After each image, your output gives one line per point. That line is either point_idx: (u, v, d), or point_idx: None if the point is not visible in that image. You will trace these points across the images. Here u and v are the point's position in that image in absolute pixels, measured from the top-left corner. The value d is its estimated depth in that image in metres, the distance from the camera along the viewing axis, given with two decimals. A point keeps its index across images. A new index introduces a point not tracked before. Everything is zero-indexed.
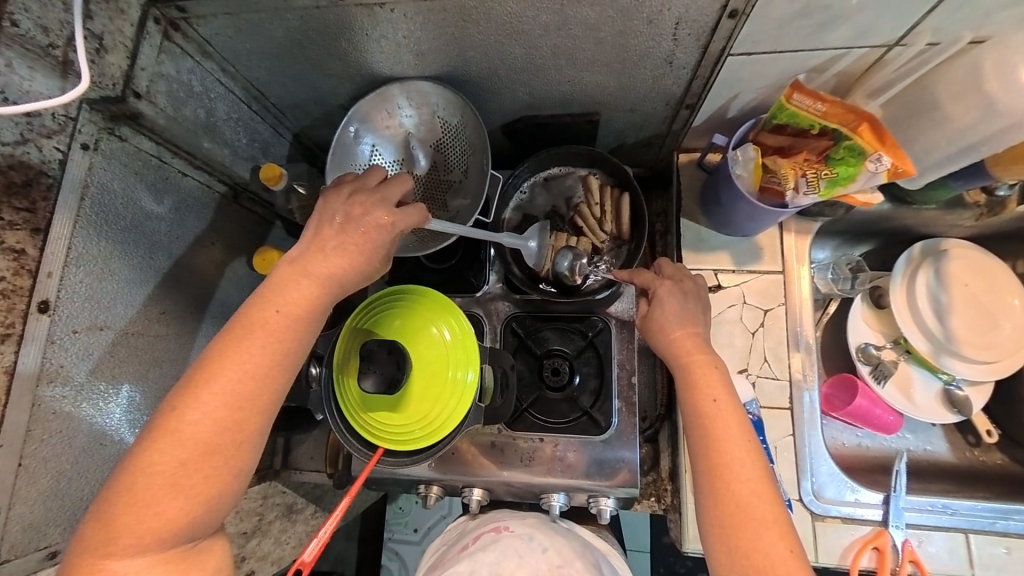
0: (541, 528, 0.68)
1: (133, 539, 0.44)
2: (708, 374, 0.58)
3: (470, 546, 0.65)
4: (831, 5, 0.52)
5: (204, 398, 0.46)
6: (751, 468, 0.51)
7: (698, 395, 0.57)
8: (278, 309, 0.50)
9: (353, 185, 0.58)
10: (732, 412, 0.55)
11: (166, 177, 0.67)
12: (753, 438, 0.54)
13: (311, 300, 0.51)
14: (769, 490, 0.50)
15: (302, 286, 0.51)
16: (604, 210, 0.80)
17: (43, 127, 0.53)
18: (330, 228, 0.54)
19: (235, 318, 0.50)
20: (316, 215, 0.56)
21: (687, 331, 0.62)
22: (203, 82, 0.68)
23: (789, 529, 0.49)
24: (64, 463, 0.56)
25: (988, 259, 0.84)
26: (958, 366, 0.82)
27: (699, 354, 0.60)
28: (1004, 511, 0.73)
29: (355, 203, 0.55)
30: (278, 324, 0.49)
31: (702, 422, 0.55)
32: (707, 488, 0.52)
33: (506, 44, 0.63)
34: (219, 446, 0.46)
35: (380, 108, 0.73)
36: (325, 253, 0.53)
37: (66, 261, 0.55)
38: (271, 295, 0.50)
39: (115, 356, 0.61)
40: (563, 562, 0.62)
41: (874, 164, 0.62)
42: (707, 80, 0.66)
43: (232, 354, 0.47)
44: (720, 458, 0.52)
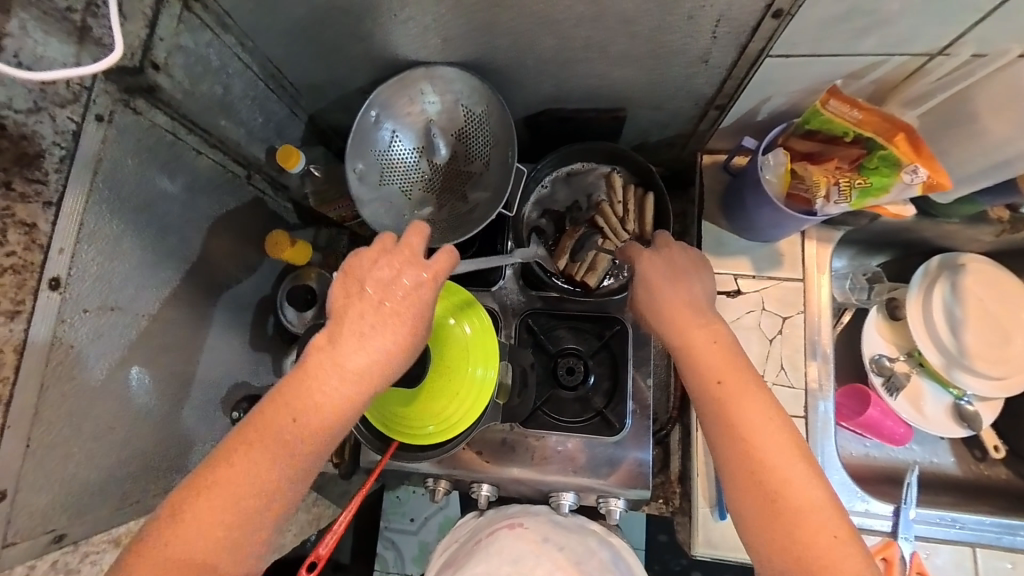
0: (553, 528, 0.70)
1: None
2: (715, 354, 0.55)
3: (486, 542, 0.67)
4: (876, 10, 0.51)
5: (219, 492, 0.45)
6: (785, 447, 0.50)
7: (701, 379, 0.54)
8: (296, 418, 0.48)
9: (381, 249, 0.52)
10: (741, 390, 0.53)
11: (180, 155, 0.65)
12: (776, 409, 0.52)
13: (336, 397, 0.48)
14: (808, 473, 0.48)
15: (329, 374, 0.49)
16: (626, 209, 0.79)
17: (57, 97, 0.51)
18: (362, 302, 0.51)
19: (255, 413, 0.48)
20: (343, 285, 0.52)
21: (680, 303, 0.59)
22: (221, 56, 0.65)
23: (835, 513, 0.47)
24: (72, 448, 0.55)
25: (1005, 276, 0.85)
26: (970, 380, 0.82)
27: (696, 328, 0.57)
28: (1011, 527, 0.75)
29: (386, 270, 0.51)
30: (303, 419, 0.48)
31: (719, 411, 0.52)
32: (735, 487, 0.50)
33: (539, 33, 0.61)
34: (231, 539, 0.45)
35: (402, 94, 0.70)
36: (355, 335, 0.49)
37: (78, 238, 0.53)
38: (292, 397, 0.48)
39: (126, 339, 0.60)
40: (578, 560, 0.65)
41: (909, 175, 0.61)
42: (741, 81, 0.65)
43: (246, 458, 0.46)
44: (747, 448, 0.50)
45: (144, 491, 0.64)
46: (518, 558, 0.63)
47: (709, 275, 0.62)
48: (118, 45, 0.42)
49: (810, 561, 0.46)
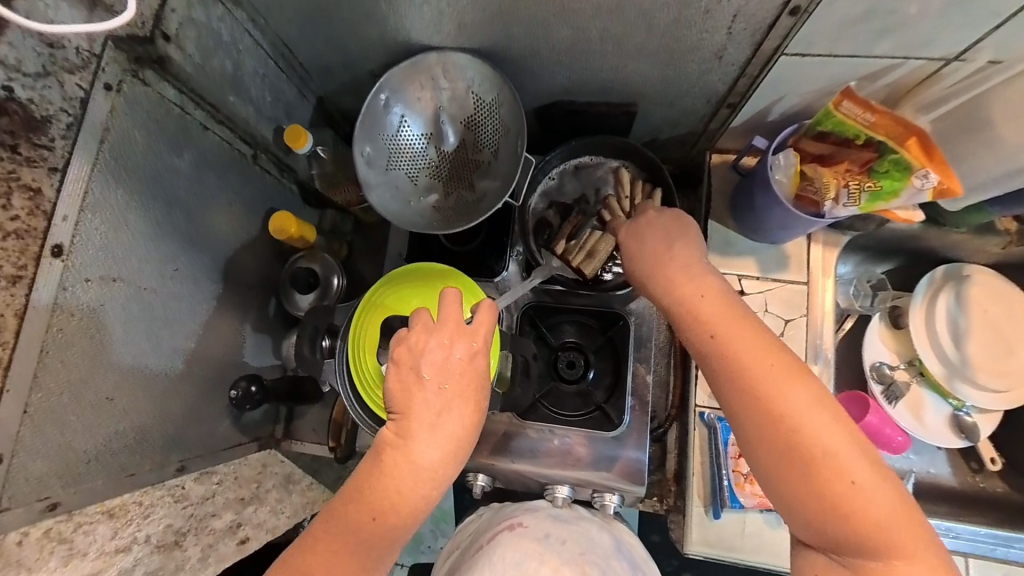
0: (554, 520, 0.68)
1: None
2: (709, 306, 0.55)
3: (487, 548, 0.65)
4: (897, 10, 0.50)
5: None
6: (798, 393, 0.49)
7: (698, 336, 0.54)
8: (376, 513, 0.50)
9: (428, 333, 0.53)
10: (740, 342, 0.52)
11: (187, 130, 0.65)
12: (777, 351, 0.51)
13: (413, 486, 0.51)
14: (821, 413, 0.48)
15: (406, 464, 0.51)
16: (633, 203, 0.77)
17: (66, 62, 0.51)
18: (423, 388, 0.52)
19: (336, 514, 0.50)
20: (399, 375, 0.53)
21: (669, 260, 0.59)
22: (233, 32, 0.64)
23: (854, 446, 0.47)
24: (70, 418, 0.55)
25: (1010, 287, 0.85)
26: (969, 392, 0.83)
27: (688, 286, 0.56)
28: (1006, 538, 0.76)
29: (440, 351, 0.52)
30: (388, 512, 0.50)
31: (721, 366, 0.52)
32: (755, 444, 0.50)
33: (554, 22, 0.61)
34: None
35: (414, 78, 0.69)
36: (427, 427, 0.52)
37: (82, 207, 0.53)
38: (370, 491, 0.51)
39: (127, 311, 0.60)
40: (583, 549, 0.64)
41: (920, 180, 0.60)
42: (755, 79, 0.65)
43: (329, 555, 0.49)
44: (759, 403, 0.49)
45: (140, 465, 0.64)
46: (520, 563, 0.60)
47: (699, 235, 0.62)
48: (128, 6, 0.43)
49: (839, 506, 0.46)
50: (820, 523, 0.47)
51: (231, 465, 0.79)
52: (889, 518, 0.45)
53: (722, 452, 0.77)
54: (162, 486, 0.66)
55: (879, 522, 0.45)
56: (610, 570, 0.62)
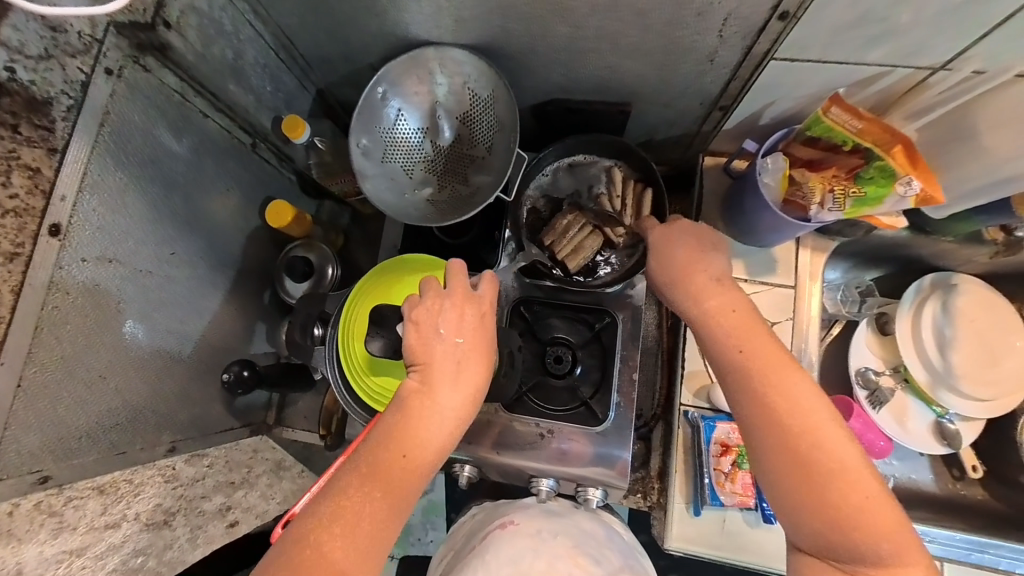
0: (546, 518, 0.70)
1: None
2: (733, 321, 0.54)
3: (482, 545, 0.67)
4: (886, 18, 0.51)
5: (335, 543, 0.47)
6: (813, 408, 0.49)
7: (723, 348, 0.53)
8: (405, 453, 0.51)
9: (441, 298, 0.56)
10: (764, 358, 0.52)
11: (187, 116, 0.67)
12: (798, 370, 0.51)
13: (437, 433, 0.53)
14: (835, 432, 0.49)
15: (425, 419, 0.52)
16: (625, 203, 0.80)
17: (68, 46, 0.52)
18: (441, 346, 0.54)
19: (355, 465, 0.51)
20: (417, 336, 0.54)
21: (695, 270, 0.57)
22: (234, 22, 0.66)
23: (863, 462, 0.48)
24: (63, 393, 0.56)
25: (997, 297, 0.86)
26: (953, 400, 0.84)
27: (714, 297, 0.55)
28: (982, 544, 0.78)
29: (454, 312, 0.55)
30: (408, 465, 0.51)
31: (742, 379, 0.52)
32: (770, 455, 0.50)
33: (550, 20, 0.61)
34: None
35: (411, 72, 0.70)
36: (446, 379, 0.53)
37: (80, 187, 0.54)
38: (397, 434, 0.52)
39: (122, 292, 0.61)
40: (575, 543, 0.65)
41: (904, 187, 0.61)
42: (746, 82, 0.66)
43: (359, 495, 0.49)
44: (778, 417, 0.49)
45: (131, 444, 0.65)
46: (516, 559, 0.62)
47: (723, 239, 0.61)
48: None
49: (849, 520, 0.47)
50: (821, 533, 0.48)
51: (223, 448, 0.81)
52: (893, 532, 0.47)
53: (705, 452, 0.76)
54: (153, 466, 0.67)
55: (881, 534, 0.46)
56: (604, 560, 0.64)
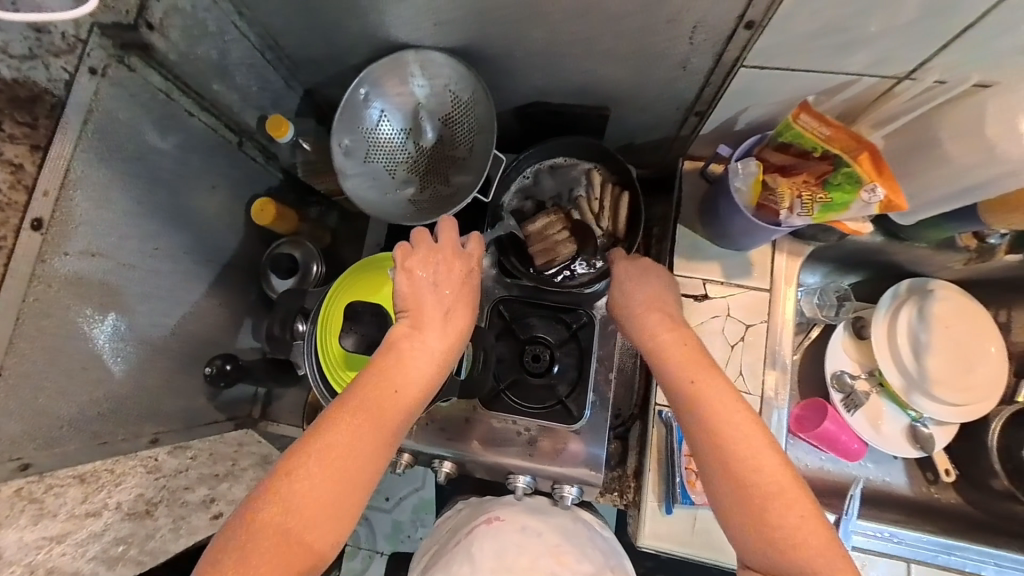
0: (532, 516, 0.74)
1: None
2: (684, 355, 0.57)
3: (468, 540, 0.70)
4: (849, 29, 0.53)
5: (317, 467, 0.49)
6: (753, 438, 0.51)
7: (676, 379, 0.55)
8: (396, 389, 0.53)
9: (432, 249, 0.59)
10: (711, 391, 0.54)
11: (172, 114, 0.68)
12: (742, 404, 0.53)
13: (423, 375, 0.55)
14: (775, 462, 0.50)
15: (411, 360, 0.55)
16: (603, 206, 0.82)
17: (52, 46, 0.54)
18: (429, 294, 0.57)
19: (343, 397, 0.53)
20: (408, 282, 0.57)
21: (650, 307, 0.61)
22: (219, 23, 0.66)
23: (802, 492, 0.50)
24: (44, 383, 0.57)
25: (972, 303, 0.87)
26: (927, 404, 0.84)
27: (666, 330, 0.59)
28: (948, 546, 0.80)
29: (442, 264, 0.59)
30: (394, 402, 0.53)
31: (691, 410, 0.54)
32: (716, 479, 0.52)
33: (526, 25, 0.63)
34: (328, 512, 0.49)
35: (393, 74, 0.71)
36: (432, 324, 0.56)
37: (64, 182, 0.56)
38: (387, 373, 0.53)
39: (105, 285, 0.63)
40: (559, 542, 0.69)
41: (868, 194, 0.62)
42: (718, 88, 0.67)
43: (349, 426, 0.50)
44: (723, 446, 0.51)
45: (113, 434, 0.67)
46: (502, 554, 0.65)
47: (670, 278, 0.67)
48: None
49: (786, 543, 0.48)
50: (764, 555, 0.50)
51: (208, 441, 0.81)
52: (828, 559, 0.48)
53: (676, 450, 0.78)
54: (135, 457, 0.68)
55: (815, 552, 0.48)
56: (586, 559, 0.68)
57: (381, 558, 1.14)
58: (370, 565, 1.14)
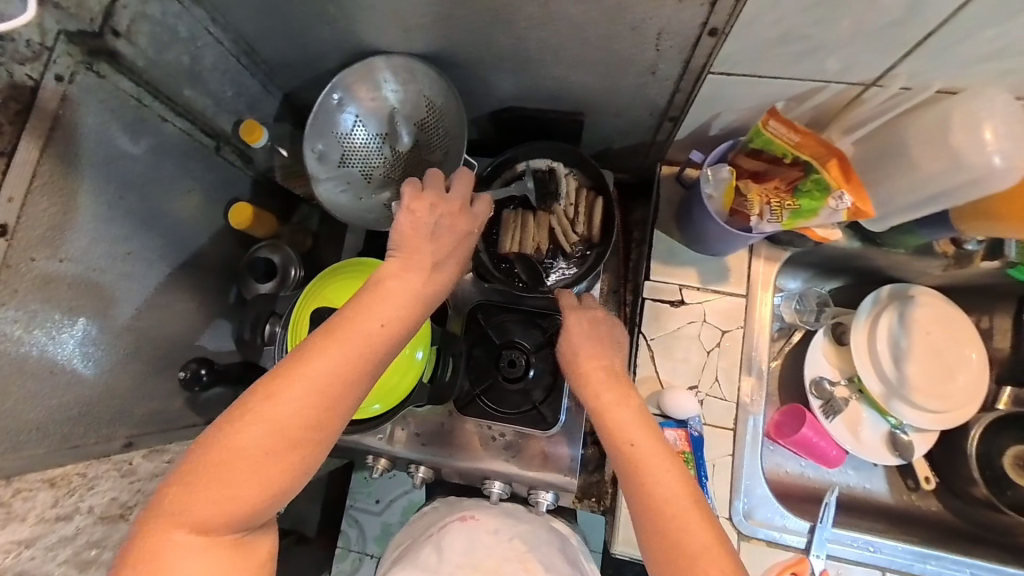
0: (505, 519, 0.74)
1: (201, 511, 0.46)
2: (622, 413, 0.56)
3: (440, 533, 0.71)
4: (809, 36, 0.53)
5: (293, 390, 0.48)
6: (679, 494, 0.51)
7: (614, 435, 0.55)
8: (383, 322, 0.52)
9: (433, 197, 0.59)
10: (644, 448, 0.53)
11: (144, 119, 0.69)
12: (677, 467, 0.52)
13: (404, 314, 0.53)
14: (702, 522, 0.49)
15: (397, 300, 0.53)
16: (578, 212, 0.81)
17: (17, 54, 0.55)
18: (422, 239, 0.57)
19: (327, 324, 0.51)
20: (404, 223, 0.57)
21: (594, 361, 0.61)
22: (191, 29, 0.68)
23: (723, 549, 0.49)
24: (11, 386, 0.57)
25: (953, 310, 0.86)
26: (906, 411, 0.84)
27: (608, 388, 0.59)
28: (924, 555, 0.78)
29: (439, 211, 0.58)
30: (376, 336, 0.51)
31: (623, 466, 0.53)
32: (644, 534, 0.51)
33: (493, 32, 0.63)
34: (300, 441, 0.48)
35: (365, 80, 0.72)
36: (422, 267, 0.56)
37: (30, 188, 0.56)
38: (374, 306, 0.52)
39: (75, 289, 0.63)
40: (530, 548, 0.68)
41: (836, 201, 0.63)
42: (689, 94, 0.67)
43: (331, 355, 0.49)
44: (650, 503, 0.50)
45: (84, 437, 0.67)
46: (471, 553, 0.66)
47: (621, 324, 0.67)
48: (31, 6, 0.46)
49: None
50: None
51: (186, 444, 0.80)
52: None
53: None
54: (109, 461, 0.68)
55: None
56: (553, 568, 0.66)
57: (369, 562, 1.14)
58: (360, 568, 1.13)
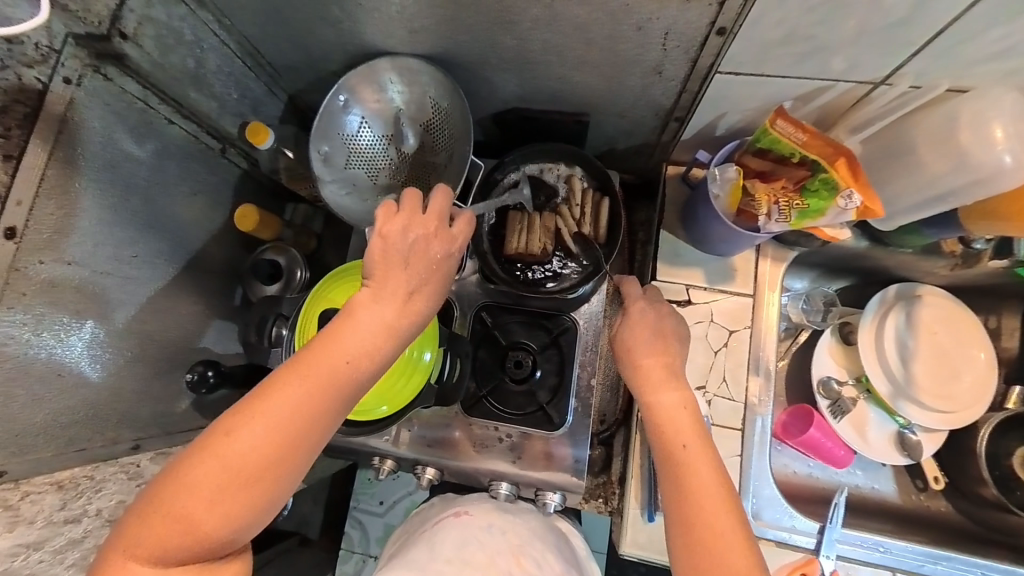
0: (499, 515, 0.72)
1: (161, 542, 0.46)
2: (679, 417, 0.56)
3: (433, 529, 0.69)
4: (815, 35, 0.53)
5: (254, 425, 0.47)
6: (720, 506, 0.51)
7: (667, 437, 0.55)
8: (348, 358, 0.51)
9: (408, 220, 0.56)
10: (695, 455, 0.54)
11: (149, 122, 0.69)
12: (724, 480, 0.53)
13: (372, 348, 0.52)
14: (740, 537, 0.50)
15: (364, 334, 0.52)
16: (583, 213, 0.80)
17: (24, 56, 0.55)
18: (396, 267, 0.54)
19: (294, 357, 0.51)
20: (377, 251, 0.54)
21: (656, 359, 0.61)
22: (195, 31, 0.68)
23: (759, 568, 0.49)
24: (18, 389, 0.57)
25: (961, 310, 0.86)
26: (914, 412, 0.83)
27: (665, 390, 0.59)
28: (934, 556, 0.77)
29: (413, 237, 0.55)
30: (341, 372, 0.50)
31: (672, 467, 0.54)
32: (676, 540, 0.52)
33: (498, 33, 0.63)
34: (259, 477, 0.48)
35: (370, 82, 0.72)
36: (393, 298, 0.53)
37: (37, 191, 0.56)
38: (341, 339, 0.51)
39: (82, 292, 0.63)
40: (523, 543, 0.65)
41: (844, 201, 0.63)
42: (695, 94, 0.66)
43: (292, 391, 0.48)
44: (691, 510, 0.51)
45: (90, 440, 0.66)
46: (461, 542, 0.63)
47: (676, 321, 0.65)
48: (44, 7, 0.46)
49: None
50: None
51: None
52: None
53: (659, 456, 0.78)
54: (115, 463, 0.68)
55: None
56: (545, 564, 0.63)
57: (373, 564, 1.14)
58: (363, 569, 1.13)
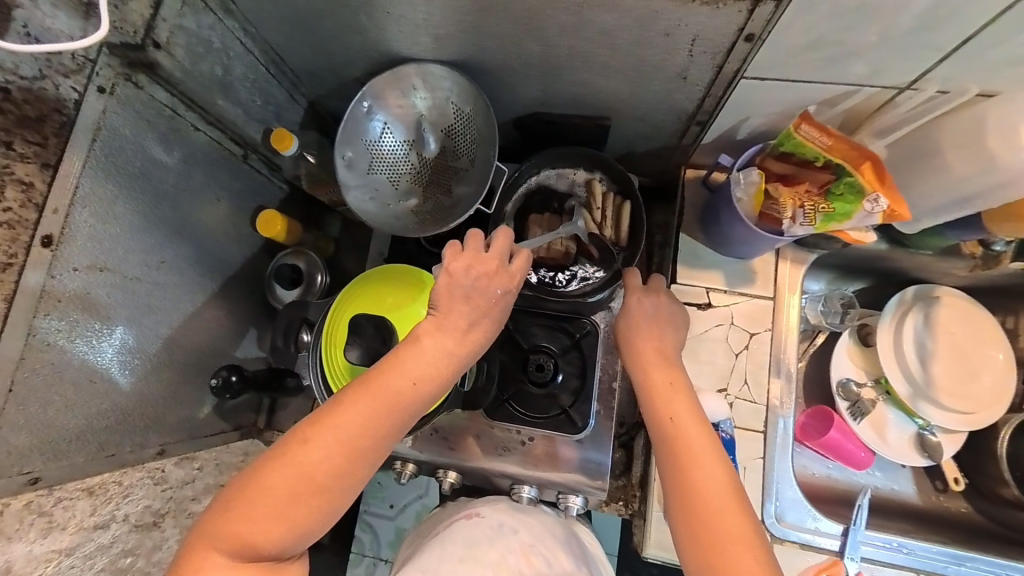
0: (511, 514, 0.72)
1: (229, 546, 0.48)
2: (676, 398, 0.60)
3: (445, 531, 0.69)
4: (843, 41, 0.54)
5: (326, 438, 0.50)
6: (720, 485, 0.53)
7: (663, 416, 0.59)
8: (414, 380, 0.53)
9: (473, 256, 0.58)
10: (691, 434, 0.56)
11: (177, 129, 0.69)
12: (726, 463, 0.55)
13: (434, 373, 0.54)
14: (741, 515, 0.51)
15: (429, 359, 0.54)
16: (604, 216, 0.81)
17: (61, 67, 0.55)
18: (460, 300, 0.57)
19: (363, 374, 0.54)
20: (443, 283, 0.57)
21: (652, 344, 0.65)
22: (224, 40, 0.69)
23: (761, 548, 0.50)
24: (53, 395, 0.58)
25: (979, 311, 0.86)
26: (934, 412, 0.83)
27: (660, 371, 0.62)
28: (959, 557, 0.77)
29: (478, 272, 0.57)
30: (407, 393, 0.53)
31: (669, 445, 0.56)
32: (679, 517, 0.54)
33: (524, 39, 0.63)
34: (325, 487, 0.50)
35: (394, 87, 0.72)
36: (457, 328, 0.56)
37: (72, 200, 0.57)
38: (407, 362, 0.54)
39: (114, 298, 0.63)
40: (533, 540, 0.65)
41: (871, 204, 0.63)
42: (720, 98, 0.67)
43: (362, 407, 0.51)
44: (690, 487, 0.53)
45: (120, 445, 0.66)
46: (471, 543, 0.63)
47: (682, 334, 0.69)
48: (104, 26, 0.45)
49: None
50: None
51: (214, 451, 0.81)
52: None
53: None
54: (143, 468, 0.68)
55: None
56: (556, 561, 0.62)
57: (386, 568, 1.14)
58: (376, 571, 1.14)
